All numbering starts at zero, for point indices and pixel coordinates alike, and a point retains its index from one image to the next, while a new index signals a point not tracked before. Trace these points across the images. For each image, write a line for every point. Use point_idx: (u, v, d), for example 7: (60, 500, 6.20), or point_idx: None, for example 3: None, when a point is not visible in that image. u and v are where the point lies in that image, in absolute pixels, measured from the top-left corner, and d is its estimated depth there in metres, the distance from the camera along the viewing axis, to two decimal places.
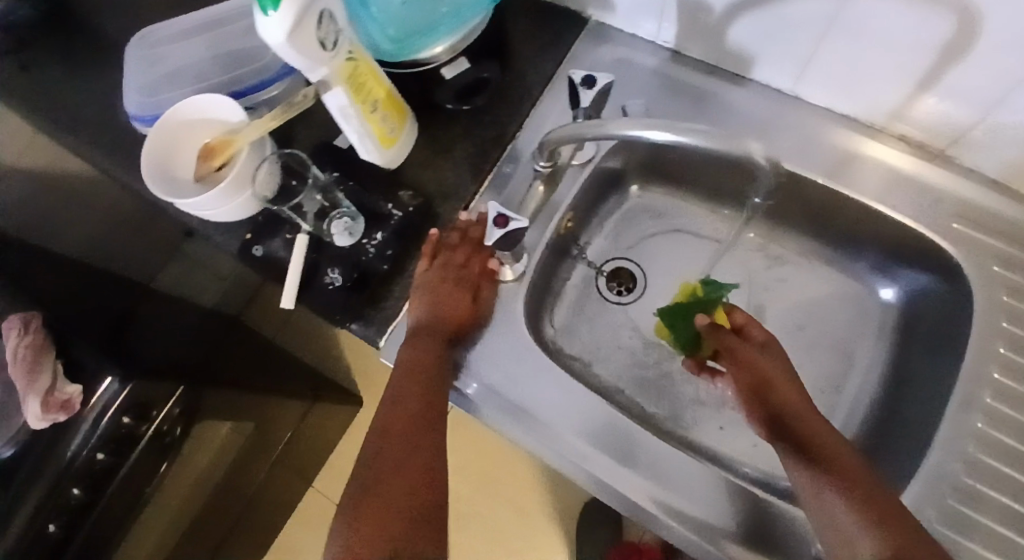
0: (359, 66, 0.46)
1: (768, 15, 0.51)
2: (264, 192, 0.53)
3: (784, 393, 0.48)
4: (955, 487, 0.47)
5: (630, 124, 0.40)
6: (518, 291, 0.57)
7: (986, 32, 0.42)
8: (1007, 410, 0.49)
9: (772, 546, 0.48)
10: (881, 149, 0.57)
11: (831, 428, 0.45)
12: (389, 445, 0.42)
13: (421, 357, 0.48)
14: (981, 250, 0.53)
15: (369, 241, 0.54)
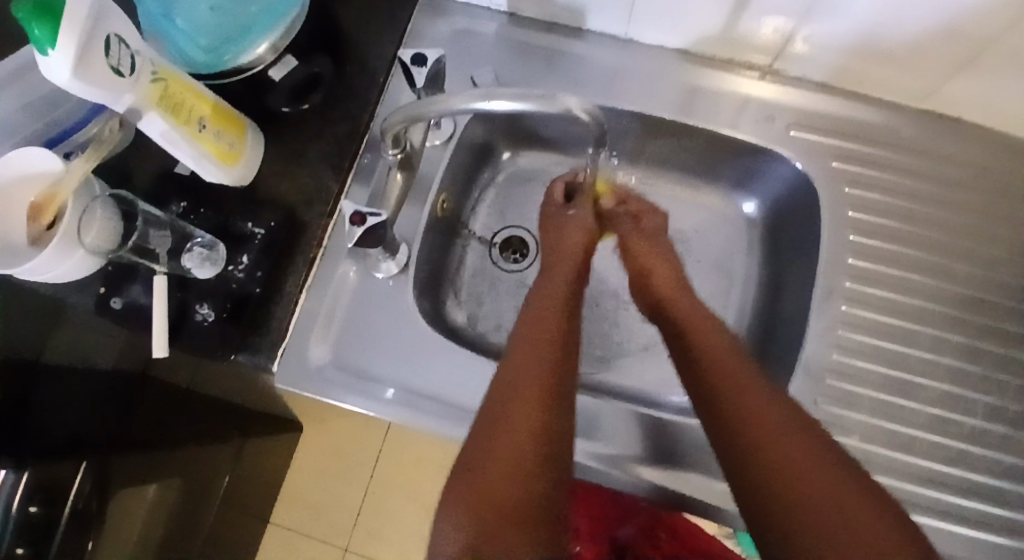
0: (171, 84, 0.44)
1: None
2: (103, 241, 0.48)
3: (666, 282, 0.52)
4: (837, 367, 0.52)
5: (470, 97, 0.41)
6: (407, 282, 0.56)
7: None
8: (868, 287, 0.54)
9: (688, 463, 0.51)
10: (714, 75, 0.60)
11: (708, 315, 0.48)
12: (505, 432, 0.37)
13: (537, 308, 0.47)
14: (819, 151, 0.57)
15: (236, 266, 0.51)
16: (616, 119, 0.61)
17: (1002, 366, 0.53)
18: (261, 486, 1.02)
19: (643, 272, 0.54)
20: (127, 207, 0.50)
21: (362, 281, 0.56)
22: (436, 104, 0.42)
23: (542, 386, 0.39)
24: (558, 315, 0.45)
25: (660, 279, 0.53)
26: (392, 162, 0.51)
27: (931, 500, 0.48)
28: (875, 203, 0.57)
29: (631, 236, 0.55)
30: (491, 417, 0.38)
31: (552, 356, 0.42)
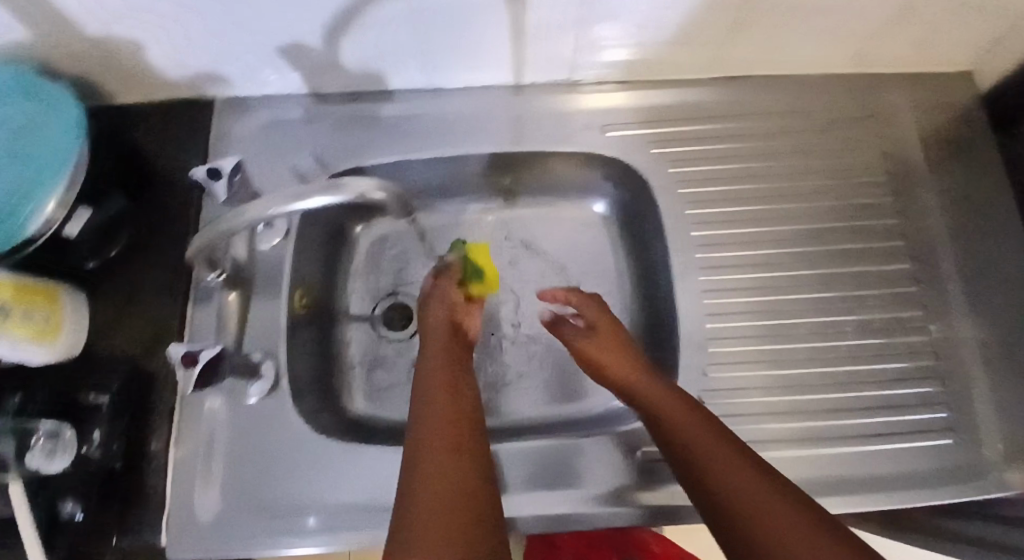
0: None
1: (361, 33, 0.51)
2: None
3: (617, 371, 0.47)
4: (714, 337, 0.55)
5: (264, 205, 0.39)
6: (286, 394, 0.53)
7: None
8: (721, 252, 0.58)
9: (628, 480, 0.50)
10: (524, 102, 0.62)
11: (664, 388, 0.44)
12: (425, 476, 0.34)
13: (441, 359, 0.46)
14: (637, 142, 0.61)
15: (89, 445, 0.47)
16: (448, 168, 0.62)
17: (851, 284, 0.57)
18: None
19: (597, 366, 0.49)
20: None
21: (237, 411, 0.52)
22: (227, 222, 0.40)
23: (454, 422, 0.39)
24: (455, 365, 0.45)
25: (609, 362, 0.48)
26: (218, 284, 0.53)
27: (823, 427, 0.52)
28: (699, 175, 0.60)
29: (573, 336, 0.53)
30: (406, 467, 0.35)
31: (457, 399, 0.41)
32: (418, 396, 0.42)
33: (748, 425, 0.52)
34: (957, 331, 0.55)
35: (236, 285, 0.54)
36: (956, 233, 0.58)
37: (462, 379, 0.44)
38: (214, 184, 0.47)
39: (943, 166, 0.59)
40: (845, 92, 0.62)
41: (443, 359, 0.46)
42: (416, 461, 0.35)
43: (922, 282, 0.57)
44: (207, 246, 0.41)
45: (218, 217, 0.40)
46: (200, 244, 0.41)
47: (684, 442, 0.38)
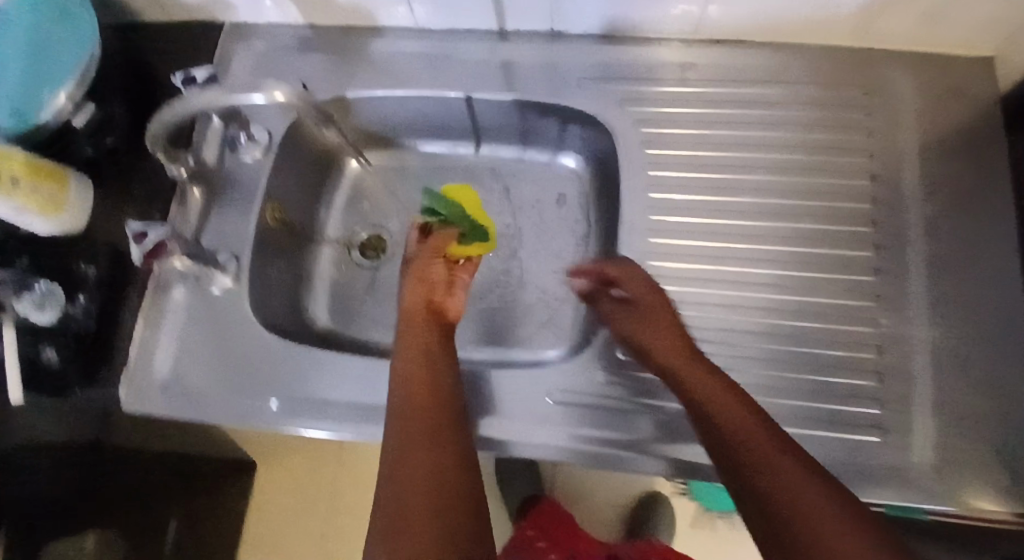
0: None
1: None
2: None
3: (665, 353, 0.45)
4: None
5: (198, 97, 0.42)
6: (242, 292, 0.58)
7: None
8: (673, 219, 0.57)
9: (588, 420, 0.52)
10: (505, 48, 0.63)
11: (724, 386, 0.41)
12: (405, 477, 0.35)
13: (420, 346, 0.43)
14: (610, 97, 0.60)
15: (73, 306, 0.55)
16: (427, 107, 0.65)
17: (805, 267, 0.55)
18: (218, 530, 1.02)
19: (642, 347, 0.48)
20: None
21: (200, 299, 0.58)
22: (184, 104, 0.42)
23: (429, 425, 0.37)
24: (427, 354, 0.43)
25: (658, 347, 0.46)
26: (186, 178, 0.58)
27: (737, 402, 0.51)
28: (669, 135, 0.59)
29: (613, 313, 0.52)
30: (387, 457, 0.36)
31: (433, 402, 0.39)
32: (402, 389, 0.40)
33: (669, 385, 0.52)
34: (909, 329, 0.52)
35: (198, 180, 0.59)
36: (929, 226, 0.54)
37: (439, 367, 0.42)
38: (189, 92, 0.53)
39: (930, 154, 0.56)
40: (837, 66, 0.59)
41: (413, 349, 0.43)
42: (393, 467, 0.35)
43: (881, 273, 0.53)
44: (167, 128, 0.44)
45: (178, 96, 0.43)
46: (162, 124, 0.44)
47: (762, 462, 0.35)
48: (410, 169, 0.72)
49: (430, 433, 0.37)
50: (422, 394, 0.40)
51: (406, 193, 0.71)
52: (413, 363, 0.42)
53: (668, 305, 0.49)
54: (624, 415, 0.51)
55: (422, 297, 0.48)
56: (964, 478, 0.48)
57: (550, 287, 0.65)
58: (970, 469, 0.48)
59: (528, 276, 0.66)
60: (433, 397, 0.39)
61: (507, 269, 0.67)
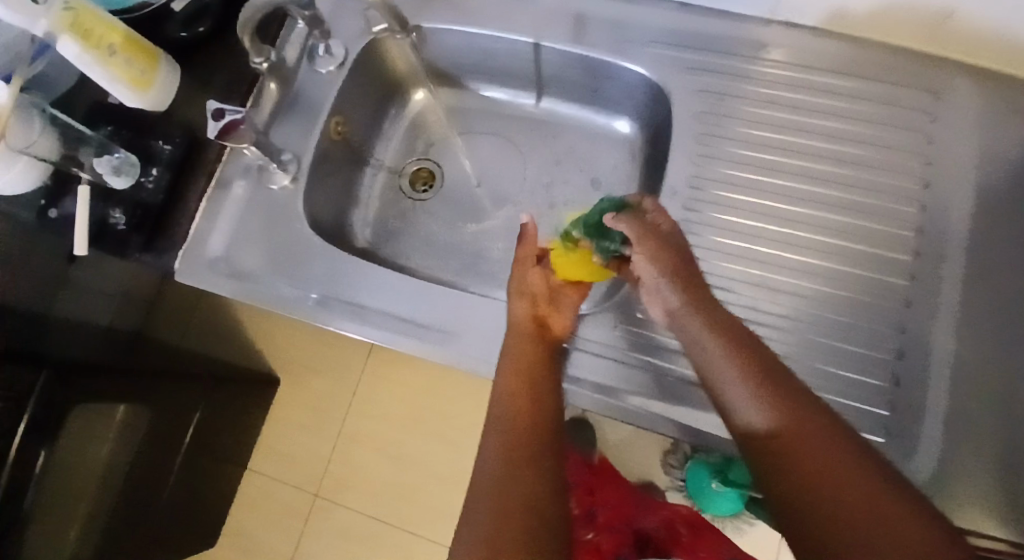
0: (83, 15, 0.52)
1: None
2: (47, 155, 0.56)
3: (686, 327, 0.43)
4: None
5: None
6: (296, 193, 0.61)
7: None
8: (716, 191, 0.58)
9: (600, 367, 0.54)
10: (583, 1, 0.64)
11: (741, 356, 0.38)
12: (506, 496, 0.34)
13: (522, 361, 0.44)
14: (676, 65, 0.61)
15: (146, 178, 0.60)
16: (498, 49, 0.67)
17: (840, 260, 0.55)
18: (234, 433, 1.06)
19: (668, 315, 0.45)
20: (66, 127, 0.57)
21: (259, 193, 0.62)
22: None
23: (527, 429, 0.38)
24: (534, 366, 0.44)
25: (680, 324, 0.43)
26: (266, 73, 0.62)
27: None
28: (728, 110, 0.59)
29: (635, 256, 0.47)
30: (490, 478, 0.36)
31: (538, 414, 0.40)
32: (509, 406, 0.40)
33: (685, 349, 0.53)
34: (932, 337, 0.52)
35: (274, 76, 0.62)
36: (973, 242, 0.54)
37: (545, 384, 0.42)
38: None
39: (990, 172, 0.55)
40: (913, 68, 0.58)
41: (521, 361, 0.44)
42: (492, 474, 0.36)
43: (914, 279, 0.54)
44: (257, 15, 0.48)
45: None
46: (251, 11, 0.48)
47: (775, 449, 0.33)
48: (469, 110, 0.74)
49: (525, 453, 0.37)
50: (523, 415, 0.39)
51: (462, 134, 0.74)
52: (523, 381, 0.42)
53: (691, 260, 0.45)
54: (634, 368, 0.53)
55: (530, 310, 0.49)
56: (957, 488, 0.48)
57: None
58: (965, 481, 0.48)
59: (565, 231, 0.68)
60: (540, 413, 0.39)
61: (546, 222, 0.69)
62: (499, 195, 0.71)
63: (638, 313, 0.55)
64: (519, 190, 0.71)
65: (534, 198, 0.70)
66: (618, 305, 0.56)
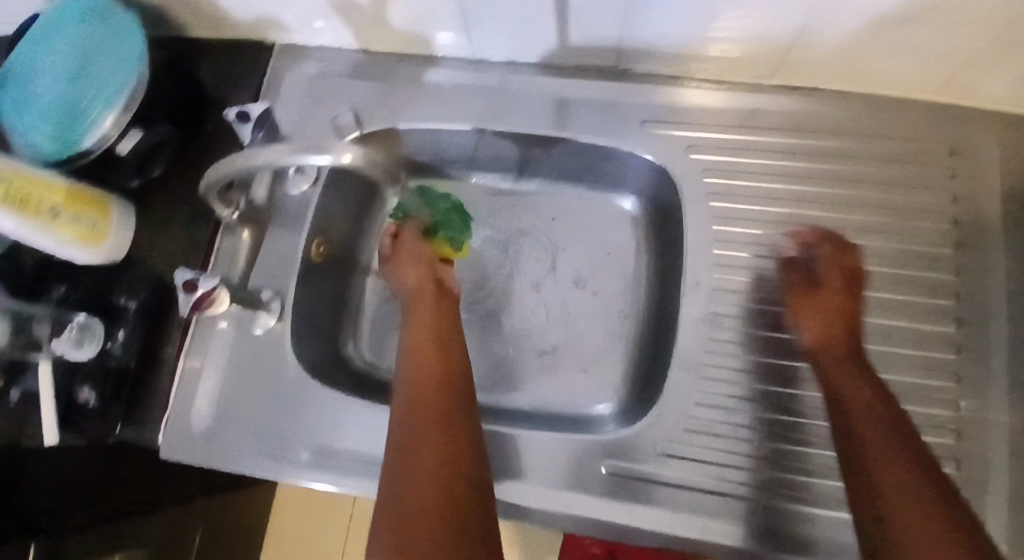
0: (17, 181, 0.45)
1: None
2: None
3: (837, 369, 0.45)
4: (737, 352, 0.53)
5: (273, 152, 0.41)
6: (285, 333, 0.56)
7: None
8: (740, 278, 0.54)
9: (648, 495, 0.49)
10: (567, 82, 0.60)
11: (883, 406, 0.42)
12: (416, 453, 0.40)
13: (421, 337, 0.49)
14: (677, 144, 0.57)
15: (113, 342, 0.53)
16: (482, 139, 0.62)
17: (879, 340, 0.52)
18: (238, 545, 1.00)
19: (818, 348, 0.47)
20: (17, 310, 0.51)
21: (242, 336, 0.56)
22: (249, 158, 0.41)
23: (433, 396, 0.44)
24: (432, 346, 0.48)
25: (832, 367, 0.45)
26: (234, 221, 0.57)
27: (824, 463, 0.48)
28: (739, 187, 0.56)
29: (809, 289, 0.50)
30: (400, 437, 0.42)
31: (437, 371, 0.46)
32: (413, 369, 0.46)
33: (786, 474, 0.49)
34: (989, 413, 0.49)
35: (247, 223, 0.58)
36: (1015, 303, 0.51)
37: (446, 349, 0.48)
38: (242, 126, 0.52)
39: (1020, 225, 0.53)
40: (928, 121, 0.55)
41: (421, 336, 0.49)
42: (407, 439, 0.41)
43: (962, 351, 0.51)
44: (226, 179, 0.43)
45: (243, 150, 0.42)
46: (221, 172, 0.43)
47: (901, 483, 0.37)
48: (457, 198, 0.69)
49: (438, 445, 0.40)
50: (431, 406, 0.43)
51: None
52: (427, 381, 0.45)
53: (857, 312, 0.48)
54: (686, 490, 0.49)
55: (423, 277, 0.54)
56: None
57: (602, 334, 0.63)
58: None
59: (579, 323, 0.63)
60: (438, 353, 0.47)
61: (556, 315, 0.64)
62: (500, 288, 0.66)
63: (694, 400, 0.52)
64: (522, 280, 0.66)
65: (539, 289, 0.65)
66: (670, 403, 0.52)
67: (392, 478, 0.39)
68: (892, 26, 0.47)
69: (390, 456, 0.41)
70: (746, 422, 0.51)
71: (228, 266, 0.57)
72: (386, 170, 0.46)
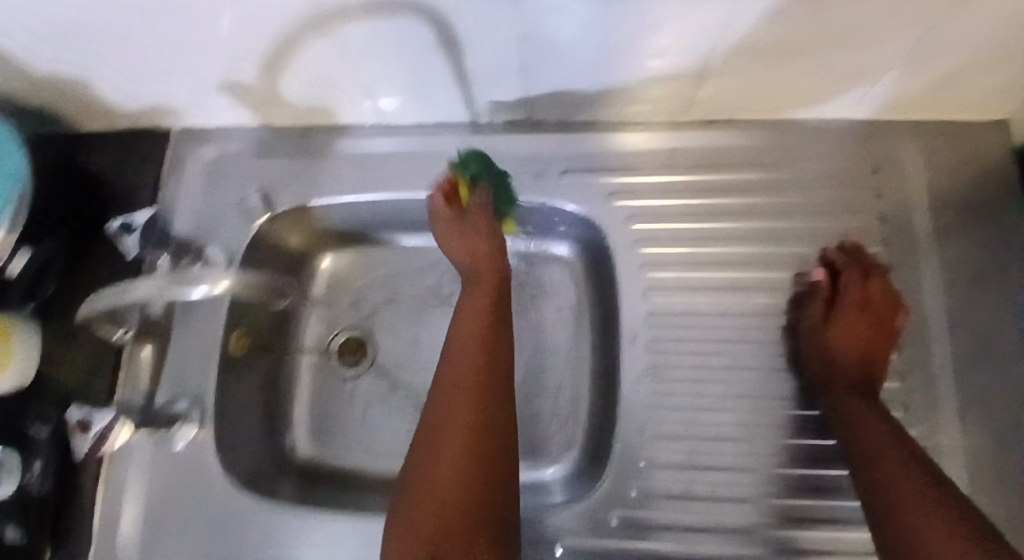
0: None
1: (298, 63, 0.49)
2: None
3: (844, 399, 0.46)
4: (737, 411, 0.50)
5: (147, 286, 0.43)
6: (208, 440, 0.52)
7: (453, 16, 0.43)
8: (674, 328, 0.53)
9: None
10: (482, 139, 0.58)
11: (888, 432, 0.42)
12: (449, 415, 0.41)
13: (474, 303, 0.49)
14: (599, 193, 0.56)
15: (29, 477, 0.49)
16: (403, 205, 0.60)
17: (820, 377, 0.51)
18: None
19: (829, 367, 0.48)
20: None
21: (163, 450, 0.52)
22: (121, 294, 0.43)
23: (475, 363, 0.44)
24: (485, 313, 0.48)
25: (843, 395, 0.46)
26: (130, 337, 0.55)
27: (802, 511, 0.47)
28: (667, 232, 0.54)
29: (840, 306, 0.49)
30: (438, 396, 0.43)
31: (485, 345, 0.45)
32: (470, 327, 0.46)
33: (770, 530, 0.47)
34: (942, 439, 0.48)
35: (147, 338, 0.56)
36: (955, 321, 0.50)
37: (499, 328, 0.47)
38: (126, 237, 0.54)
39: (953, 238, 0.52)
40: (848, 143, 0.54)
41: (481, 308, 0.48)
42: (444, 399, 0.42)
43: (907, 378, 0.50)
44: (100, 313, 0.44)
45: (110, 286, 0.43)
46: (95, 307, 0.44)
47: (893, 491, 0.38)
48: (387, 266, 0.67)
49: (469, 431, 0.40)
50: (469, 389, 0.42)
51: (387, 291, 0.66)
52: (455, 394, 0.42)
53: (891, 336, 0.48)
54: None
55: (483, 251, 0.50)
56: None
57: (549, 391, 0.60)
58: None
59: (525, 383, 0.61)
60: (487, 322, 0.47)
61: None
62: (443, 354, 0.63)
63: (641, 464, 0.50)
64: None
65: None
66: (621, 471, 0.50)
67: (425, 442, 0.40)
68: (801, 53, 0.45)
69: (422, 435, 0.41)
70: (748, 479, 0.49)
71: (133, 387, 0.55)
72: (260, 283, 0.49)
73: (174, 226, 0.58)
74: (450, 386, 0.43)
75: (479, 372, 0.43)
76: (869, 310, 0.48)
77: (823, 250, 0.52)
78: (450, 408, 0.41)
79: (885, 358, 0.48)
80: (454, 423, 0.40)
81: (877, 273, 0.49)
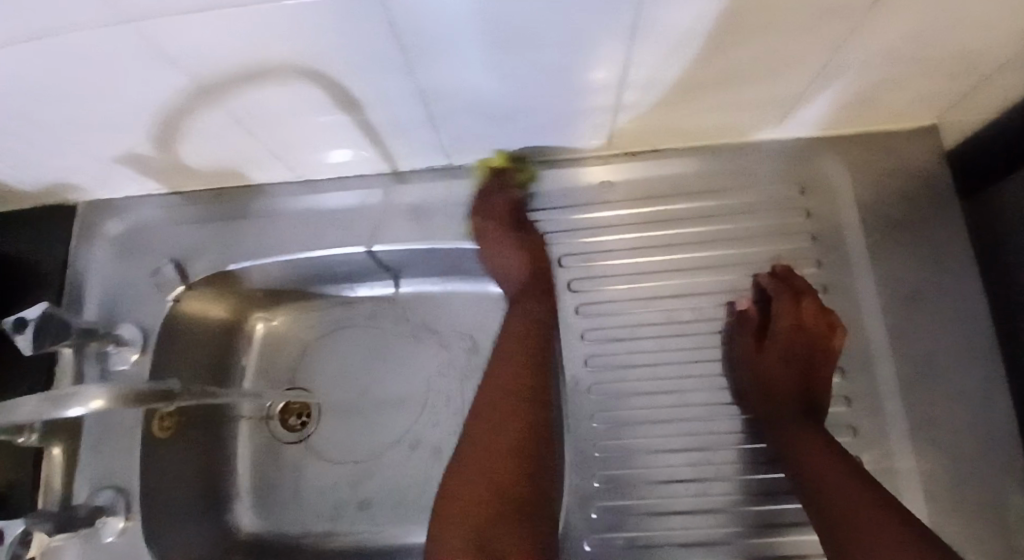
0: None
1: (191, 135, 0.46)
2: None
3: (788, 432, 0.48)
4: (683, 450, 0.51)
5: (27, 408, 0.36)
6: (140, 535, 0.50)
7: (343, 77, 0.40)
8: (616, 370, 0.53)
9: None
10: (407, 189, 0.56)
11: (833, 462, 0.44)
12: (491, 436, 0.48)
13: (520, 316, 0.53)
14: (530, 236, 0.55)
15: None
16: (333, 263, 0.58)
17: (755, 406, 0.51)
18: None
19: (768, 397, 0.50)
20: None
21: (93, 549, 0.50)
22: (10, 411, 0.37)
23: (514, 384, 0.50)
24: (532, 330, 0.52)
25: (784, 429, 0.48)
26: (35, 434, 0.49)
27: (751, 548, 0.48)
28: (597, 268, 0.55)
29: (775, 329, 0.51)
30: (482, 417, 0.49)
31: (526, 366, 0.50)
32: (513, 344, 0.52)
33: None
34: (893, 461, 0.47)
35: (55, 437, 0.51)
36: (898, 339, 0.49)
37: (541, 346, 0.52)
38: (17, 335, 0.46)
39: (890, 252, 0.51)
40: (777, 163, 0.53)
41: (526, 324, 0.52)
42: (485, 417, 0.49)
43: (852, 401, 0.50)
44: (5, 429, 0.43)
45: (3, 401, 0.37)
46: None
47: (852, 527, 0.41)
48: (325, 321, 0.64)
49: (506, 455, 0.47)
50: (505, 410, 0.49)
51: (327, 347, 0.64)
52: (501, 411, 0.49)
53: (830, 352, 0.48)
54: None
55: (524, 260, 0.53)
56: None
57: None
58: None
59: None
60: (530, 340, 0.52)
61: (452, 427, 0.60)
62: (390, 409, 0.62)
63: (594, 514, 0.51)
64: (409, 395, 0.62)
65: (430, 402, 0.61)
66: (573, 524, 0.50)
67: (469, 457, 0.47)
68: (713, 85, 0.44)
69: (469, 447, 0.48)
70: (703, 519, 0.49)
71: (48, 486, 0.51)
72: (160, 388, 0.42)
73: (82, 313, 0.55)
74: (495, 401, 0.50)
75: (514, 395, 0.49)
76: (800, 330, 0.49)
77: (755, 275, 0.53)
78: (494, 427, 0.48)
79: (826, 373, 0.49)
80: (494, 444, 0.48)
81: (809, 293, 0.49)
